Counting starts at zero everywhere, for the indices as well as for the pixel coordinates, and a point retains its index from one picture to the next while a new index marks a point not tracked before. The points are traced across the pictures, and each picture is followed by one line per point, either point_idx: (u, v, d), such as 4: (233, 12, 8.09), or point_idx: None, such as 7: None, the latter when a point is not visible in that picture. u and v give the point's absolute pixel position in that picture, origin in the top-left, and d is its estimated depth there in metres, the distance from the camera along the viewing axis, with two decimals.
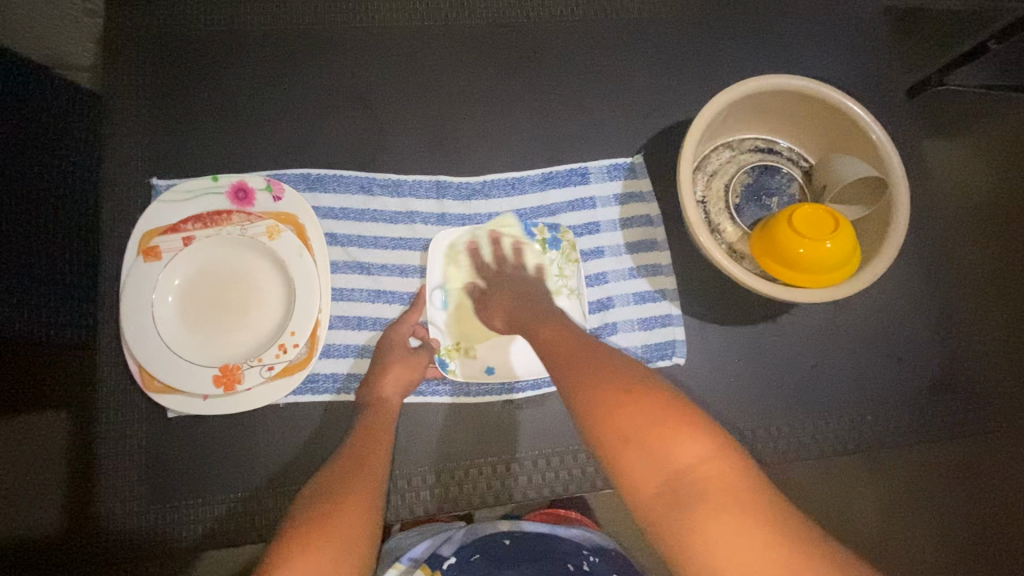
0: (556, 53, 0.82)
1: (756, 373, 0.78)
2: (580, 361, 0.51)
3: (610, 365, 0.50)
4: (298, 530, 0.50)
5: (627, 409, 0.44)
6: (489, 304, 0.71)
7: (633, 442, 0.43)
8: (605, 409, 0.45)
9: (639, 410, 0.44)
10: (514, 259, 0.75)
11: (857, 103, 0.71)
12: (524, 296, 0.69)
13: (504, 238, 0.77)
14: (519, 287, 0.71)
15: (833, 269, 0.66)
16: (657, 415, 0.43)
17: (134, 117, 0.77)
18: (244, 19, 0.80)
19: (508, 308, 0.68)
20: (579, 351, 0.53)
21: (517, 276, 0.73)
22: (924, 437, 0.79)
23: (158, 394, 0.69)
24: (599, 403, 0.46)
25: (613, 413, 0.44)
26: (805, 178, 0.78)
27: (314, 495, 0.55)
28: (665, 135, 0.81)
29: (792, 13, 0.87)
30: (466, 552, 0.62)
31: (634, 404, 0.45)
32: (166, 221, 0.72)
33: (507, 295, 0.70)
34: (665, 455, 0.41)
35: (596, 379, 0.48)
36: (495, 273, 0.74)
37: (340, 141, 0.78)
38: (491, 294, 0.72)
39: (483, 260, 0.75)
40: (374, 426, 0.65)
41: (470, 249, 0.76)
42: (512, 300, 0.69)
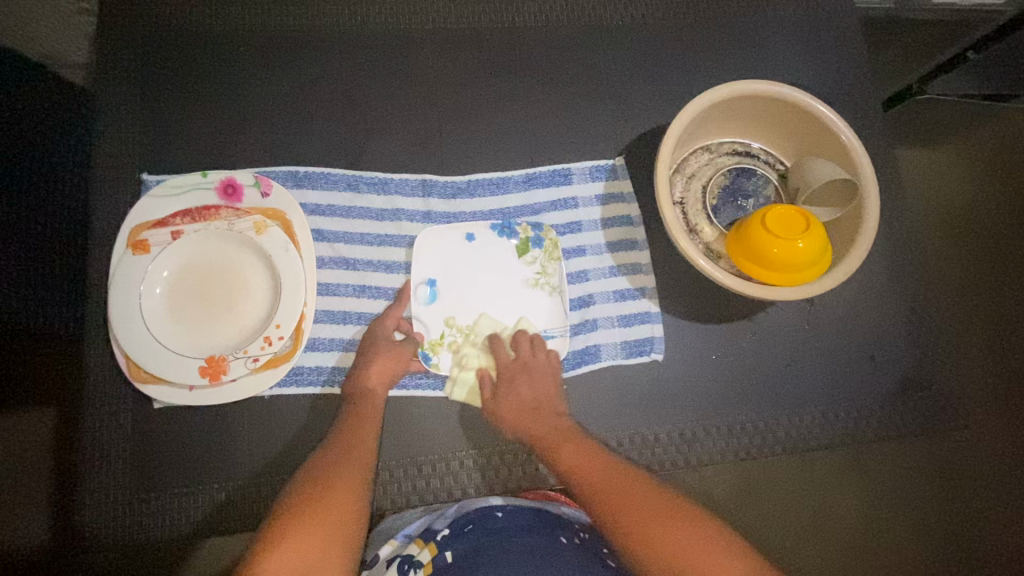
0: (541, 56, 0.84)
1: (733, 370, 0.79)
2: (607, 491, 0.57)
3: (643, 490, 0.56)
4: (289, 518, 0.53)
5: (676, 536, 0.51)
6: (505, 390, 0.72)
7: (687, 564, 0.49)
8: (654, 537, 0.51)
9: (687, 536, 0.51)
10: (533, 346, 0.75)
11: (829, 108, 0.73)
12: (539, 403, 0.70)
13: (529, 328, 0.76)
14: (542, 383, 0.72)
15: (805, 268, 0.69)
16: (702, 536, 0.51)
17: (123, 113, 0.78)
18: (234, 19, 0.82)
19: (523, 413, 0.69)
20: (606, 479, 0.58)
21: (541, 367, 0.73)
22: (897, 433, 0.81)
23: (142, 384, 0.70)
24: (648, 529, 0.52)
25: (656, 540, 0.51)
26: (780, 181, 0.80)
27: (303, 483, 0.57)
28: (646, 138, 0.83)
29: (771, 22, 0.90)
30: (458, 525, 0.63)
31: (682, 529, 0.51)
32: (155, 215, 0.74)
33: (533, 389, 0.71)
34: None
35: (637, 505, 0.54)
36: (511, 365, 0.74)
37: (330, 139, 0.79)
38: (513, 383, 0.72)
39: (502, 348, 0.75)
40: (359, 416, 0.66)
41: (494, 334, 0.76)
42: (533, 400, 0.70)
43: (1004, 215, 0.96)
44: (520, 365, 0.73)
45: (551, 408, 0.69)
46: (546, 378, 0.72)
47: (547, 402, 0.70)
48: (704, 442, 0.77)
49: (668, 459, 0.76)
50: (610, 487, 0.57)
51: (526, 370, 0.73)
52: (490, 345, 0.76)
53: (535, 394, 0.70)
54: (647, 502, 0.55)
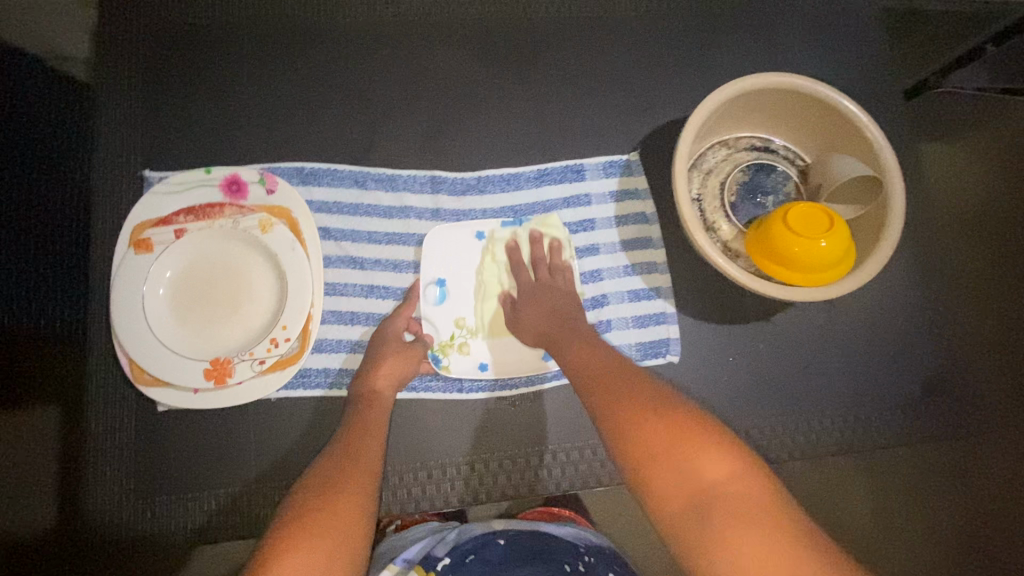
0: (553, 49, 0.82)
1: (749, 373, 0.77)
2: (608, 380, 0.53)
3: (633, 385, 0.51)
4: (292, 525, 0.51)
5: (656, 424, 0.45)
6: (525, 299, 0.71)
7: (662, 454, 0.43)
8: (632, 426, 0.46)
9: (669, 427, 0.45)
10: (553, 264, 0.73)
11: (852, 101, 0.71)
12: (563, 309, 0.67)
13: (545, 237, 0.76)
14: (561, 291, 0.70)
15: (827, 268, 0.66)
16: (684, 429, 0.44)
17: (125, 108, 0.76)
18: (235, 10, 0.79)
19: (541, 320, 0.67)
20: (613, 373, 0.54)
21: (561, 282, 0.71)
22: (915, 438, 0.79)
23: (146, 387, 0.68)
24: (628, 419, 0.47)
25: (640, 429, 0.46)
26: (800, 177, 0.78)
27: (307, 488, 0.55)
28: (662, 133, 0.81)
29: (790, 14, 0.87)
30: (459, 552, 0.62)
31: (663, 420, 0.46)
32: (157, 213, 0.72)
33: (551, 294, 0.70)
34: (692, 468, 0.42)
35: (635, 400, 0.49)
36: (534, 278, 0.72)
37: (336, 135, 0.77)
38: (533, 291, 0.71)
39: (522, 262, 0.74)
40: (366, 419, 0.65)
41: (510, 246, 0.76)
42: (551, 304, 0.68)
43: None
44: (538, 276, 0.72)
45: (567, 311, 0.67)
46: (568, 292, 0.70)
47: (564, 304, 0.68)
48: None
49: None
50: (606, 380, 0.53)
51: (544, 282, 0.71)
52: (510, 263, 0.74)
53: (553, 299, 0.69)
54: (637, 393, 0.50)
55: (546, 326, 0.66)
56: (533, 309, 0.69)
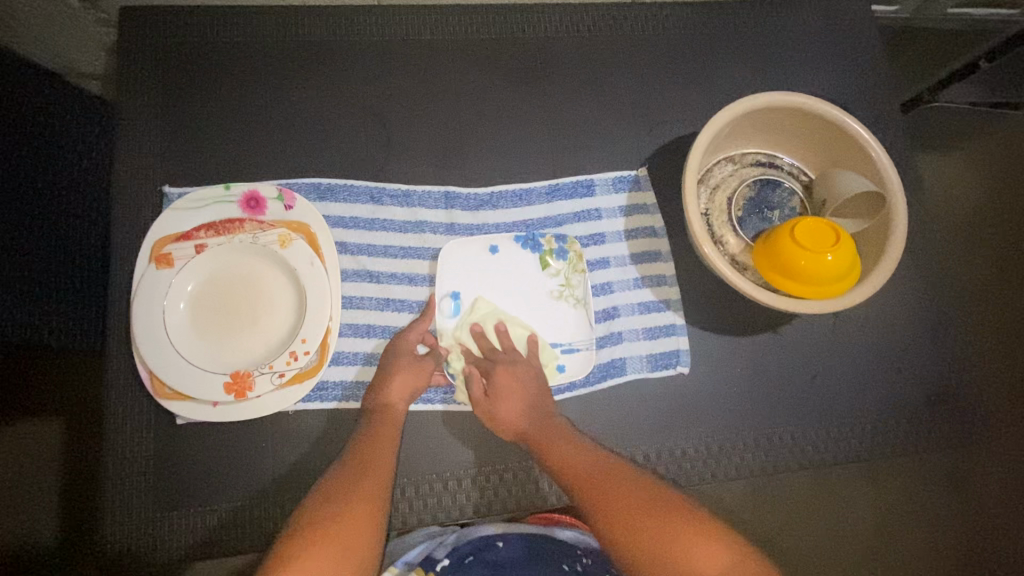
0: (564, 68, 0.84)
1: (757, 383, 0.79)
2: (592, 478, 0.57)
3: (620, 484, 0.56)
4: (300, 537, 0.51)
5: (653, 526, 0.50)
6: (492, 386, 0.70)
7: (663, 553, 0.48)
8: (631, 527, 0.51)
9: (658, 525, 0.50)
10: (506, 345, 0.74)
11: (856, 121, 0.73)
12: (532, 384, 0.70)
13: (484, 326, 0.76)
14: (525, 372, 0.71)
15: (834, 281, 0.68)
16: (678, 523, 0.50)
17: (143, 124, 0.78)
18: (252, 28, 0.81)
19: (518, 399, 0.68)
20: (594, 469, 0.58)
21: (514, 358, 0.73)
22: (921, 446, 0.81)
23: (166, 401, 0.69)
24: (627, 522, 0.51)
25: (631, 524, 0.51)
26: (804, 193, 0.80)
27: (318, 498, 0.56)
28: (670, 148, 0.83)
29: (793, 33, 0.90)
30: (458, 554, 0.65)
31: (657, 519, 0.51)
32: (178, 228, 0.73)
33: (518, 377, 0.70)
34: (691, 563, 0.47)
35: (621, 495, 0.54)
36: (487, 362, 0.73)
37: (353, 150, 0.79)
38: (495, 376, 0.70)
39: (474, 354, 0.75)
40: (379, 430, 0.65)
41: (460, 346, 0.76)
42: (523, 389, 0.69)
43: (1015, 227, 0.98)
44: (498, 361, 0.72)
45: (540, 398, 0.69)
46: (524, 366, 0.72)
47: (534, 391, 0.69)
48: (729, 454, 0.76)
49: (693, 473, 0.75)
50: (596, 481, 0.56)
51: (505, 365, 0.71)
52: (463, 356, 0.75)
53: (519, 385, 0.69)
54: (629, 491, 0.55)
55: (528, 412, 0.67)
56: (501, 392, 0.69)
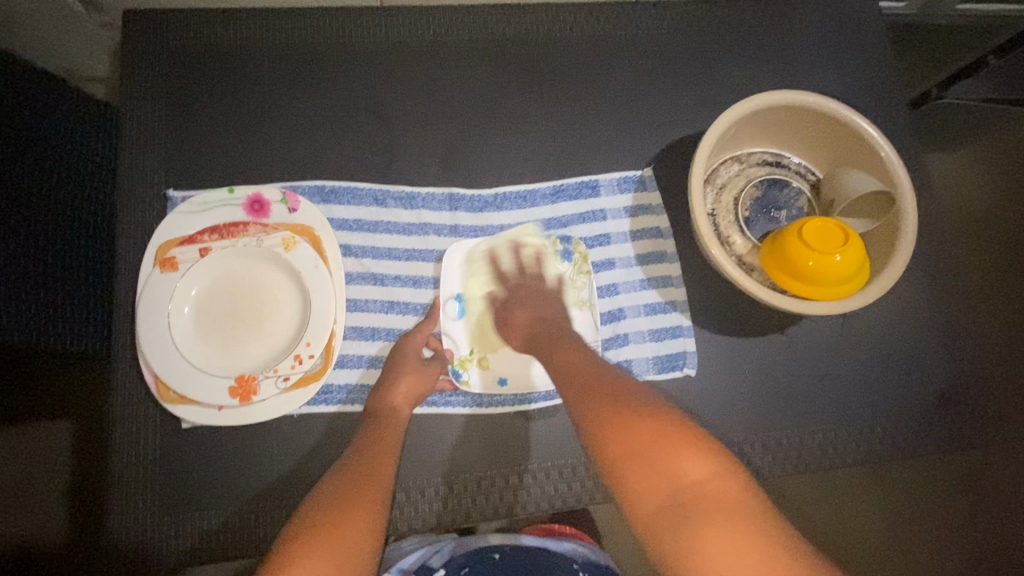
0: (569, 68, 0.83)
1: (765, 384, 0.78)
2: (584, 378, 0.57)
3: (614, 395, 0.53)
4: (298, 540, 0.51)
5: (642, 431, 0.47)
6: (511, 307, 0.73)
7: (645, 458, 0.45)
8: (617, 433, 0.48)
9: (648, 430, 0.47)
10: (537, 269, 0.76)
11: (864, 118, 0.72)
12: (547, 314, 0.71)
13: (524, 248, 0.78)
14: (547, 304, 0.72)
15: (842, 281, 0.67)
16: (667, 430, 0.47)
17: (147, 127, 0.78)
18: (255, 30, 0.81)
19: (528, 327, 0.70)
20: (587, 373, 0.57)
21: (542, 286, 0.74)
22: (931, 448, 0.80)
23: (171, 404, 0.69)
24: (611, 428, 0.49)
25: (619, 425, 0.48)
26: (811, 193, 0.79)
27: (318, 501, 0.56)
28: (676, 149, 0.82)
29: (800, 31, 0.89)
30: (455, 564, 0.66)
31: (643, 427, 0.47)
32: (182, 232, 0.73)
33: (536, 304, 0.72)
34: (674, 471, 0.44)
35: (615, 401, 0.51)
36: (516, 284, 0.75)
37: (357, 153, 0.78)
38: (518, 300, 0.73)
39: (503, 270, 0.76)
40: (381, 435, 0.65)
41: (488, 257, 0.77)
42: (538, 315, 0.71)
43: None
44: (526, 287, 0.74)
45: (552, 322, 0.69)
46: (548, 297, 0.73)
47: (550, 316, 0.71)
48: (735, 457, 0.76)
49: None
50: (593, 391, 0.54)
51: (531, 290, 0.74)
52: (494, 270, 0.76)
53: (536, 308, 0.72)
54: (620, 402, 0.51)
55: (535, 335, 0.68)
56: (521, 316, 0.72)
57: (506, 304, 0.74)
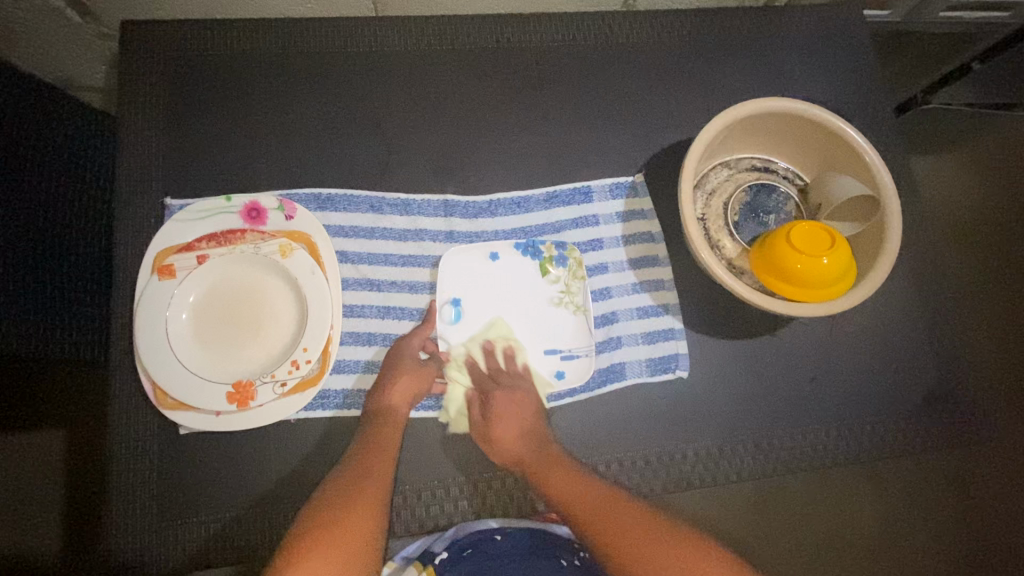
0: (560, 75, 0.85)
1: (756, 385, 0.79)
2: (578, 502, 0.60)
3: (630, 517, 0.58)
4: (299, 550, 0.52)
5: (658, 555, 0.54)
6: (492, 409, 0.71)
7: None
8: (647, 563, 0.53)
9: (662, 551, 0.54)
10: (505, 360, 0.77)
11: (849, 125, 0.74)
12: (528, 413, 0.71)
13: (500, 343, 0.77)
14: (526, 400, 0.72)
15: (830, 284, 0.69)
16: (691, 557, 0.53)
17: (144, 135, 0.78)
18: (251, 40, 0.82)
19: (516, 430, 0.69)
20: (582, 490, 0.62)
21: (514, 383, 0.74)
22: (918, 446, 0.81)
23: (169, 410, 0.70)
24: (640, 555, 0.54)
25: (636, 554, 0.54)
26: (799, 197, 0.80)
27: (318, 507, 0.56)
28: (666, 154, 0.84)
29: (787, 38, 0.91)
30: (456, 548, 0.70)
31: (672, 553, 0.54)
32: (180, 240, 0.74)
33: (519, 402, 0.72)
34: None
35: (616, 525, 0.57)
36: (490, 383, 0.75)
37: (353, 160, 0.80)
38: (496, 400, 0.72)
39: (480, 368, 0.76)
40: (380, 437, 0.66)
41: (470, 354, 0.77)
42: (523, 420, 0.70)
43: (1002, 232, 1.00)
44: (500, 386, 0.74)
45: (537, 431, 0.69)
46: (525, 393, 0.73)
47: (534, 419, 0.70)
48: (727, 457, 0.77)
49: (694, 477, 0.76)
50: (607, 518, 0.58)
51: (505, 389, 0.73)
52: (470, 364, 0.76)
53: (516, 413, 0.71)
54: (636, 523, 0.57)
55: (523, 443, 0.68)
56: (499, 417, 0.71)
57: (485, 405, 0.72)
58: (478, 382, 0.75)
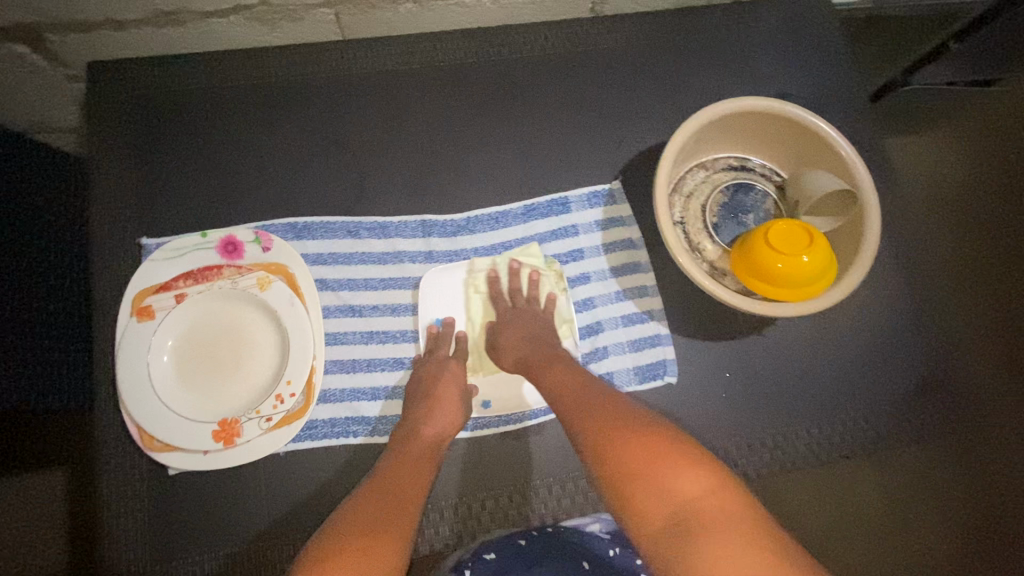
0: (529, 87, 0.85)
1: (747, 386, 0.79)
2: (581, 403, 0.59)
3: (612, 411, 0.56)
4: None
5: (636, 446, 0.50)
6: (505, 326, 0.74)
7: (640, 469, 0.47)
8: (612, 449, 0.51)
9: (642, 447, 0.49)
10: (527, 286, 0.78)
11: (818, 119, 0.74)
12: (540, 333, 0.73)
13: (522, 267, 0.79)
14: (536, 319, 0.75)
15: (810, 282, 0.68)
16: (662, 447, 0.49)
17: (117, 177, 0.78)
18: (217, 74, 0.82)
19: (519, 340, 0.72)
20: (583, 395, 0.60)
21: (539, 312, 0.76)
22: (914, 436, 0.80)
23: (156, 453, 0.69)
24: (610, 442, 0.51)
25: (617, 443, 0.51)
26: (776, 194, 0.80)
27: (324, 542, 0.51)
28: (641, 160, 0.84)
29: (756, 34, 0.90)
30: (478, 553, 0.64)
31: (639, 439, 0.50)
32: (156, 280, 0.73)
33: (533, 327, 0.73)
34: (670, 488, 0.45)
35: (610, 421, 0.54)
36: (510, 307, 0.76)
37: (327, 186, 0.79)
38: (506, 323, 0.75)
39: (501, 292, 0.78)
40: (397, 463, 0.63)
41: (489, 277, 0.78)
42: (529, 333, 0.72)
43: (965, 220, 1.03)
44: (516, 307, 0.76)
45: (545, 342, 0.71)
46: (543, 324, 0.74)
47: (541, 332, 0.73)
48: (719, 460, 0.76)
49: None
50: (592, 412, 0.57)
51: (522, 311, 0.75)
52: (492, 292, 0.78)
53: (530, 328, 0.73)
54: (617, 417, 0.55)
55: (524, 352, 0.70)
56: (510, 335, 0.73)
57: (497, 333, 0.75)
58: (496, 305, 0.77)
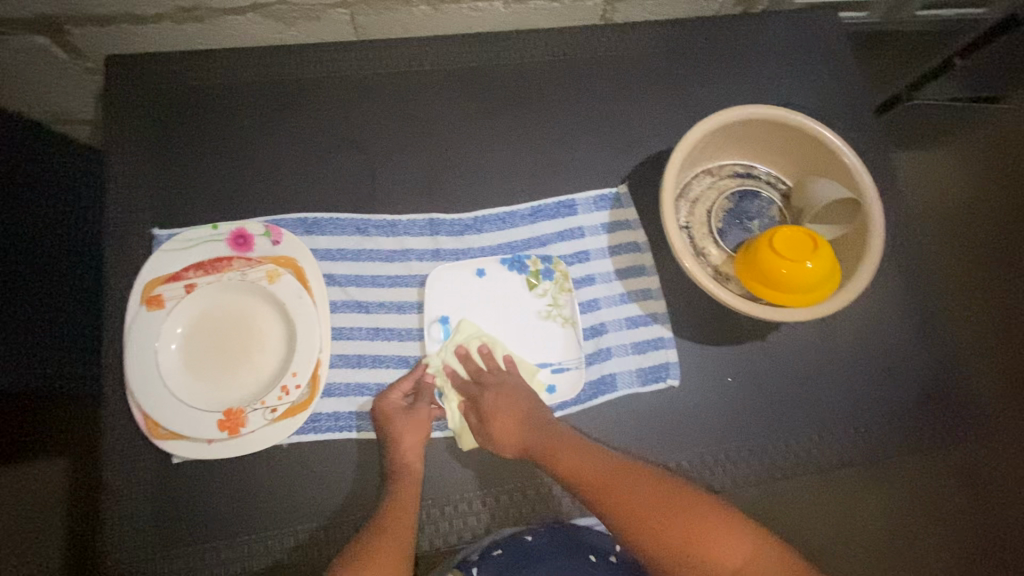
0: (539, 90, 0.86)
1: (749, 390, 0.79)
2: (602, 483, 0.60)
3: (633, 483, 0.60)
4: None
5: (675, 521, 0.55)
6: (482, 409, 0.71)
7: (690, 552, 0.54)
8: (655, 528, 0.55)
9: (681, 522, 0.55)
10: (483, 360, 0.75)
11: (824, 128, 0.75)
12: (523, 401, 0.71)
13: (469, 349, 0.76)
14: (512, 388, 0.72)
15: (814, 287, 0.69)
16: (698, 518, 0.56)
17: (130, 168, 0.79)
18: (232, 70, 0.83)
19: (509, 421, 0.69)
20: (600, 472, 0.61)
21: (509, 377, 0.74)
22: (917, 446, 0.80)
23: (161, 441, 0.70)
24: (648, 519, 0.56)
25: (654, 521, 0.56)
26: (781, 202, 0.81)
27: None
28: (648, 165, 0.85)
29: (764, 44, 0.92)
30: (487, 549, 0.69)
31: (675, 512, 0.56)
32: (166, 270, 0.74)
33: (512, 397, 0.71)
34: (720, 560, 0.53)
35: (636, 495, 0.58)
36: (476, 385, 0.73)
37: (338, 183, 0.80)
38: (486, 400, 0.71)
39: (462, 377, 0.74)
40: (397, 502, 0.65)
41: (446, 369, 0.75)
42: (514, 407, 0.70)
43: (966, 233, 1.05)
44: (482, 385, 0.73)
45: (535, 414, 0.69)
46: (519, 388, 0.72)
47: (527, 406, 0.70)
48: (721, 464, 0.77)
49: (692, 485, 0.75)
50: (612, 487, 0.59)
51: (494, 387, 0.72)
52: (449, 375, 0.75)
53: (509, 402, 0.70)
54: (640, 490, 0.59)
55: (522, 433, 0.68)
56: (496, 417, 0.70)
57: (479, 409, 0.71)
58: (464, 389, 0.74)
